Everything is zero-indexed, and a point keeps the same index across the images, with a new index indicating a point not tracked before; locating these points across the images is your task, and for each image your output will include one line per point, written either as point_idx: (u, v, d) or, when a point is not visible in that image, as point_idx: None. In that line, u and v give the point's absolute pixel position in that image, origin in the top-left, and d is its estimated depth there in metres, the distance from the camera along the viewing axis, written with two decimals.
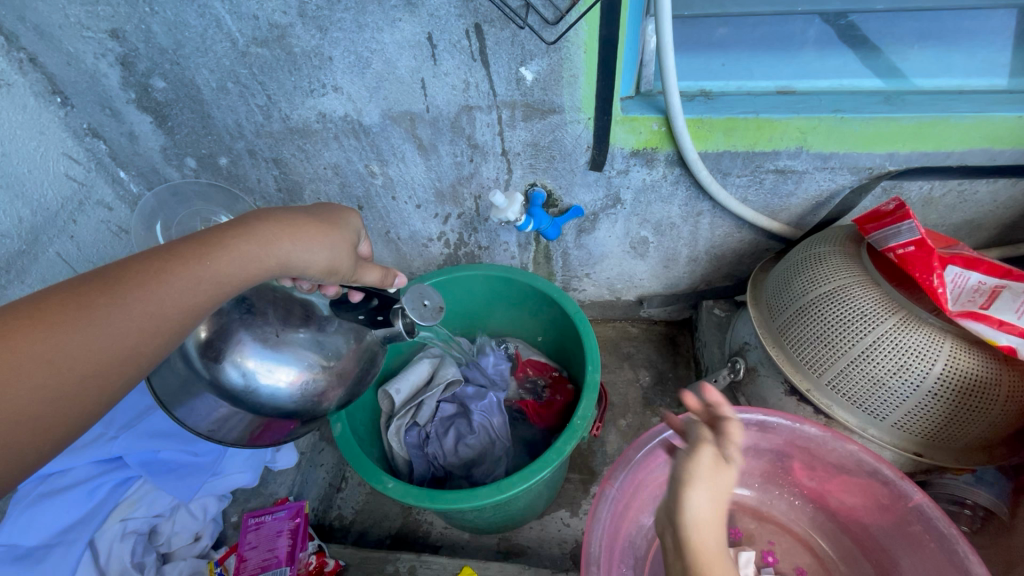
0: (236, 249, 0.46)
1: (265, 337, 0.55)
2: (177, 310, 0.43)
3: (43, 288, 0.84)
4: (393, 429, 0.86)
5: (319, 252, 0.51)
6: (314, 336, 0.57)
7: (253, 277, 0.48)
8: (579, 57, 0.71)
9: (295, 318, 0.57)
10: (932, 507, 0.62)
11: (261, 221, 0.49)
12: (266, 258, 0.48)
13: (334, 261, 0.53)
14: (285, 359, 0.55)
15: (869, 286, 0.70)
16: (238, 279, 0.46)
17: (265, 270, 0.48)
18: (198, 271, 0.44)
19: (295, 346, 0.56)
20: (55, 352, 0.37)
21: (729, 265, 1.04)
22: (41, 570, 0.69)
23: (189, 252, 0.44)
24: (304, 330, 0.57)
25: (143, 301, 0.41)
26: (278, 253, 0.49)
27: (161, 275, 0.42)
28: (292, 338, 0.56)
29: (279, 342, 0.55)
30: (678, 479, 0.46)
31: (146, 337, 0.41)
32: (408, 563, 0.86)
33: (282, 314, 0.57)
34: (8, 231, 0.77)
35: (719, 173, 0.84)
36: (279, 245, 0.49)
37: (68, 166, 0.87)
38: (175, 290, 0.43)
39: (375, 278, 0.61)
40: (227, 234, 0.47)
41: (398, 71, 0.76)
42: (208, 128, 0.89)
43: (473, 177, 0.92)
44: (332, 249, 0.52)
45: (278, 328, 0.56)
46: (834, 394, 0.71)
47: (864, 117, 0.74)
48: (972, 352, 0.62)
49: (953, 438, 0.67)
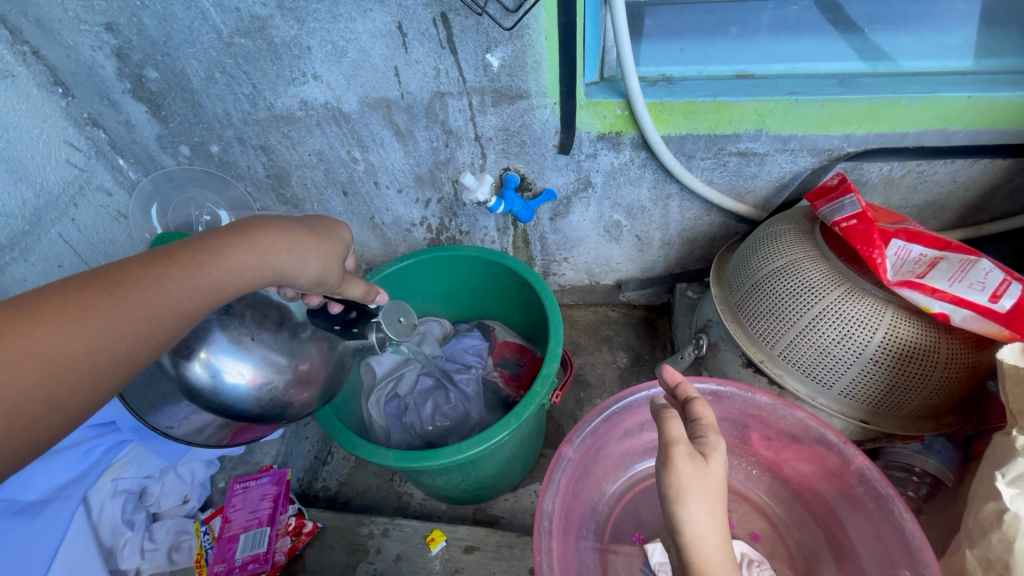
0: (235, 256, 0.49)
1: (239, 338, 0.55)
2: (174, 314, 0.44)
3: (46, 266, 0.89)
4: (372, 398, 0.93)
5: (313, 263, 0.55)
6: (287, 342, 0.58)
7: (247, 285, 0.50)
8: (541, 44, 0.74)
9: (269, 323, 0.57)
10: (872, 470, 0.65)
11: (259, 230, 0.52)
12: (262, 267, 0.51)
13: (324, 274, 0.57)
14: (253, 360, 0.55)
15: (819, 261, 0.73)
16: (233, 287, 0.49)
17: (259, 278, 0.51)
18: (197, 278, 0.46)
19: (267, 349, 0.56)
20: (53, 353, 0.37)
21: (701, 248, 1.07)
22: (39, 522, 0.74)
23: (188, 258, 0.46)
24: (277, 336, 0.57)
25: (143, 304, 0.42)
26: (275, 263, 0.52)
27: (160, 279, 0.44)
28: (266, 341, 0.56)
29: (252, 344, 0.55)
30: (668, 496, 0.45)
31: (144, 340, 0.42)
32: (381, 526, 0.90)
33: (259, 318, 0.57)
34: (13, 211, 0.83)
35: (684, 156, 0.88)
36: (276, 255, 0.52)
37: (69, 152, 0.93)
38: (173, 295, 0.44)
39: (358, 292, 0.64)
40: (226, 241, 0.49)
41: (373, 59, 0.80)
42: (199, 116, 0.94)
43: (450, 162, 0.96)
44: (324, 262, 0.57)
45: (253, 330, 0.56)
46: (785, 364, 0.74)
47: (818, 99, 0.76)
48: (912, 322, 0.65)
49: (898, 404, 0.70)
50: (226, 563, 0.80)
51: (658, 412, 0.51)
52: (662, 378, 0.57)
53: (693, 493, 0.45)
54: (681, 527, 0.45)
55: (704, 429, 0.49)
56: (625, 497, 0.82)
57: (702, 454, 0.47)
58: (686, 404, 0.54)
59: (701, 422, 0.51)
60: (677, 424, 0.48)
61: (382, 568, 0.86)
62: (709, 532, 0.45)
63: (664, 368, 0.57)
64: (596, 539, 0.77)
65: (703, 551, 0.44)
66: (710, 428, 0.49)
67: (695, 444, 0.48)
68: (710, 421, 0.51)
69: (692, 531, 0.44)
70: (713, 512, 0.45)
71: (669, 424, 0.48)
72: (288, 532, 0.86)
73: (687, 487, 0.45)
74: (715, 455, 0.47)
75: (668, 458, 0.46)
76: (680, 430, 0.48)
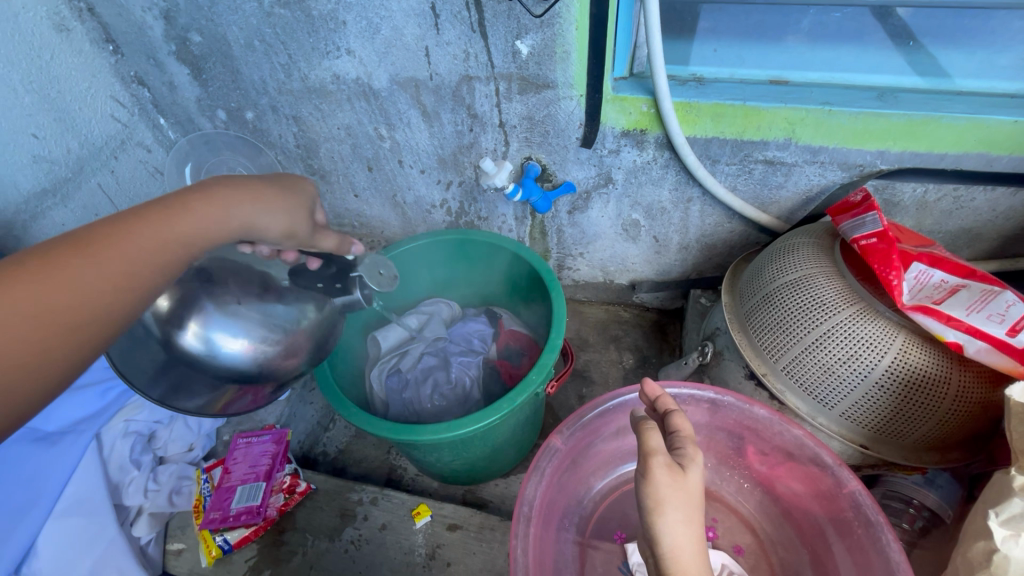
0: (198, 210, 0.50)
1: (224, 304, 0.56)
2: (143, 266, 0.47)
3: (83, 214, 0.94)
4: (375, 372, 0.96)
5: (278, 214, 0.54)
6: (275, 306, 0.59)
7: (216, 238, 0.51)
8: (571, 34, 0.74)
9: (253, 289, 0.59)
10: (864, 495, 0.63)
11: (220, 185, 0.53)
12: (228, 220, 0.52)
13: (293, 225, 0.56)
14: (240, 326, 0.57)
15: (834, 277, 0.71)
16: (202, 240, 0.50)
17: (227, 231, 0.52)
18: (164, 232, 0.48)
19: (253, 315, 0.58)
20: (27, 310, 0.40)
21: (720, 256, 1.05)
22: (55, 451, 0.81)
23: (153, 215, 0.48)
24: (262, 302, 0.59)
25: (110, 260, 0.45)
26: (241, 214, 0.52)
27: (126, 236, 0.46)
28: (251, 306, 0.58)
29: (238, 310, 0.57)
30: (645, 507, 0.45)
31: (116, 293, 0.45)
32: (371, 495, 0.93)
33: (242, 284, 0.59)
34: (57, 158, 0.88)
35: (708, 159, 0.86)
36: (240, 207, 0.52)
37: (114, 108, 0.98)
38: (141, 249, 0.47)
39: (331, 245, 0.62)
40: (189, 197, 0.51)
41: (405, 38, 0.81)
42: (237, 82, 0.97)
43: (474, 146, 0.96)
44: (291, 214, 0.56)
45: (238, 295, 0.58)
46: (787, 380, 0.72)
47: (852, 112, 0.74)
48: (923, 349, 0.63)
49: (901, 432, 0.68)
50: (221, 511, 0.85)
51: (636, 424, 0.51)
52: (644, 393, 0.57)
53: (670, 502, 0.45)
54: (660, 537, 0.44)
55: (682, 441, 0.49)
56: (613, 495, 0.82)
57: (680, 465, 0.47)
58: (664, 417, 0.53)
59: (679, 435, 0.50)
60: (655, 436, 0.48)
61: (367, 535, 0.89)
62: (687, 545, 0.44)
63: (644, 381, 0.57)
64: (577, 532, 0.78)
65: (679, 562, 0.43)
66: (689, 440, 0.49)
67: (673, 455, 0.48)
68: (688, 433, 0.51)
69: (670, 542, 0.44)
70: (691, 522, 0.44)
71: (648, 435, 0.48)
72: (282, 489, 0.90)
73: (665, 497, 0.45)
74: (693, 467, 0.47)
75: (646, 468, 0.46)
76: (658, 440, 0.48)
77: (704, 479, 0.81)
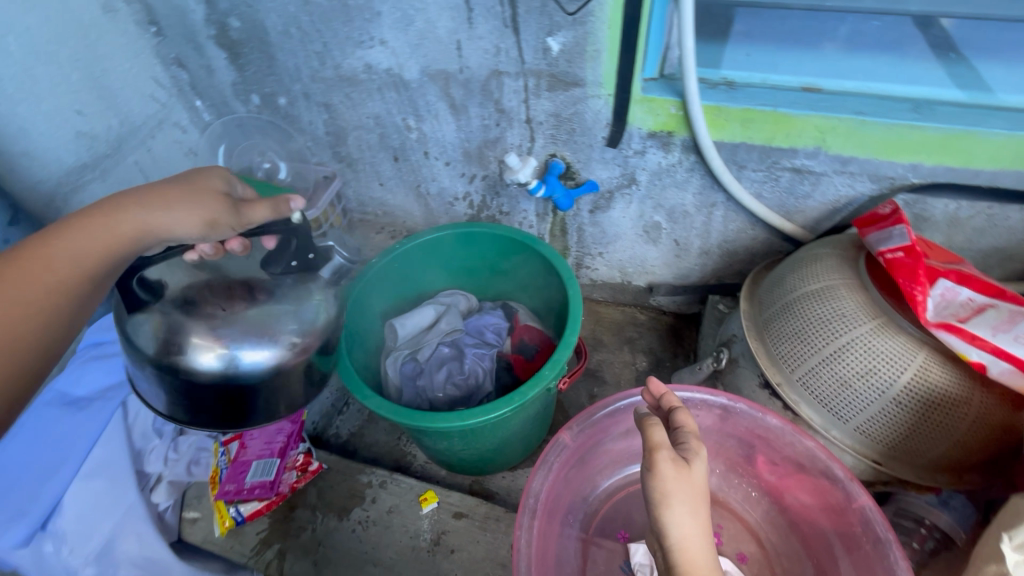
0: (84, 225, 0.54)
1: (212, 316, 0.55)
2: (44, 286, 0.52)
3: (119, 189, 0.98)
4: (391, 358, 0.98)
5: (177, 209, 0.55)
6: (268, 305, 0.58)
7: (114, 246, 0.55)
8: (603, 33, 0.75)
9: (239, 296, 0.57)
10: (874, 511, 0.62)
11: (108, 198, 0.56)
12: (117, 227, 0.54)
13: (202, 216, 0.56)
14: (239, 332, 0.55)
15: (856, 290, 0.70)
16: (97, 251, 0.54)
17: (123, 238, 0.55)
18: (51, 251, 0.52)
19: (248, 318, 0.56)
20: None
21: (741, 262, 1.04)
22: (85, 414, 0.87)
23: (41, 240, 0.53)
24: (252, 305, 0.57)
25: (10, 287, 0.50)
26: (127, 219, 0.55)
27: (18, 263, 0.51)
28: (242, 311, 0.56)
29: (229, 318, 0.56)
30: (652, 500, 0.46)
31: (28, 315, 0.51)
32: (380, 478, 0.95)
33: (222, 294, 0.57)
34: (98, 134, 0.92)
35: (735, 165, 0.85)
36: (127, 213, 0.55)
37: (154, 89, 1.01)
38: (37, 272, 0.51)
39: (261, 217, 0.60)
40: (76, 218, 0.54)
41: (438, 31, 0.83)
42: (272, 68, 0.99)
43: (499, 141, 0.97)
44: (195, 206, 0.56)
45: (223, 304, 0.56)
46: (802, 391, 0.71)
47: (885, 123, 0.73)
48: (943, 368, 0.63)
49: (916, 451, 0.67)
50: (236, 484, 0.88)
51: (641, 419, 0.51)
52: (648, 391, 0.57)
53: (676, 495, 0.45)
54: (667, 530, 0.45)
55: (686, 436, 0.49)
56: (618, 494, 0.82)
57: (685, 459, 0.47)
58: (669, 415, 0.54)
59: (683, 430, 0.51)
60: (660, 430, 0.48)
61: (375, 517, 0.90)
62: (694, 537, 0.44)
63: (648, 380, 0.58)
64: (581, 529, 0.78)
65: (687, 554, 0.44)
66: (693, 435, 0.50)
67: (678, 450, 0.48)
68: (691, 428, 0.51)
69: (677, 534, 0.44)
70: (697, 515, 0.45)
71: (652, 430, 0.48)
72: (295, 467, 0.92)
73: (671, 490, 0.45)
74: (698, 460, 0.47)
75: (653, 462, 0.46)
76: (663, 434, 0.48)
77: (711, 485, 0.81)
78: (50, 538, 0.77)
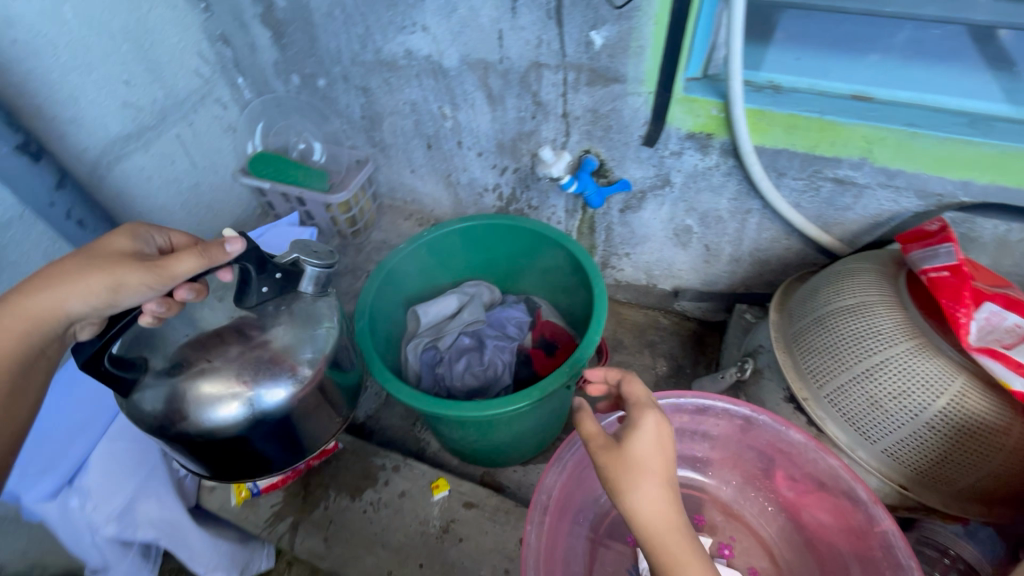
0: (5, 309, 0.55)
1: (201, 372, 0.52)
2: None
3: (160, 160, 1.00)
4: (412, 344, 0.99)
5: (76, 280, 0.54)
6: (252, 343, 0.54)
7: (36, 324, 0.55)
8: (648, 29, 0.73)
9: (222, 346, 0.54)
10: (897, 536, 0.61)
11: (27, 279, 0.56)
12: (30, 307, 0.55)
13: (104, 283, 0.54)
14: (238, 376, 0.53)
15: (895, 308, 0.68)
16: (23, 332, 0.55)
17: (42, 317, 0.55)
18: None
19: (240, 361, 0.53)
20: None
21: (772, 272, 1.02)
22: None
23: None
24: (238, 348, 0.54)
25: None
26: (35, 297, 0.55)
27: None
28: (230, 355, 0.53)
29: (219, 369, 0.53)
30: (609, 486, 0.49)
31: None
32: (393, 462, 0.95)
33: (201, 348, 0.53)
34: (144, 105, 0.94)
35: (774, 172, 0.83)
36: (37, 292, 0.55)
37: (199, 64, 1.03)
38: None
39: (189, 266, 0.52)
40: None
41: (480, 20, 0.82)
42: (314, 49, 1.00)
43: (534, 135, 0.96)
44: (93, 272, 0.54)
45: (208, 355, 0.53)
46: (829, 408, 0.70)
47: (938, 136, 0.70)
48: (982, 395, 0.60)
49: (946, 478, 0.64)
50: None
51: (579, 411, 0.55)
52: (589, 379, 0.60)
53: (622, 473, 0.48)
54: (628, 510, 0.47)
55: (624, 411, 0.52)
56: None
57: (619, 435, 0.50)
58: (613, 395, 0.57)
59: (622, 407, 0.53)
60: (589, 420, 0.52)
61: (386, 499, 0.91)
62: (655, 509, 0.47)
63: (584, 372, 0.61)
64: (590, 529, 0.78)
65: (651, 526, 0.47)
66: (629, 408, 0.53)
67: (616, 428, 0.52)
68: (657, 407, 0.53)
69: (638, 511, 0.47)
70: (647, 486, 0.47)
71: (582, 422, 0.52)
72: None
73: (613, 470, 0.48)
74: (634, 431, 0.50)
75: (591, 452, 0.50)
76: (591, 423, 0.52)
77: (727, 496, 0.79)
78: (75, 493, 0.77)
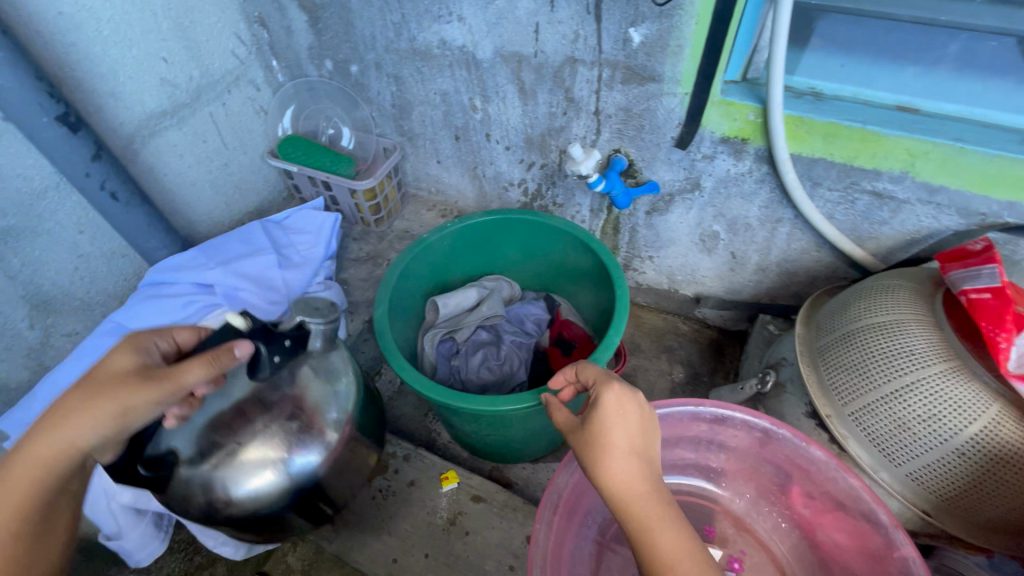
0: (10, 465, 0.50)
1: (231, 453, 0.67)
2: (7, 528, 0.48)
3: (193, 139, 1.02)
4: (430, 335, 0.98)
5: (93, 409, 0.52)
6: (274, 422, 0.69)
7: (54, 465, 0.51)
8: (689, 28, 0.72)
9: (250, 421, 0.68)
10: (918, 564, 0.58)
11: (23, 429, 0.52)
12: (43, 449, 0.51)
13: (122, 406, 0.53)
14: (261, 452, 0.67)
15: (929, 328, 0.65)
16: (42, 477, 0.50)
17: (56, 458, 0.51)
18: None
19: (263, 440, 0.68)
20: None
21: (799, 284, 0.99)
22: None
23: None
24: (261, 428, 0.68)
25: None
26: (49, 438, 0.51)
27: None
28: (257, 434, 0.68)
29: (245, 451, 0.67)
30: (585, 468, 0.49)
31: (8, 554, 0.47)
32: (403, 451, 0.96)
33: (227, 431, 0.67)
34: (180, 83, 0.96)
35: (809, 181, 0.81)
36: (46, 434, 0.51)
37: (235, 45, 1.04)
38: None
39: (201, 372, 0.56)
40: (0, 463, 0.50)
41: (518, 12, 0.82)
42: (349, 35, 1.01)
43: (563, 131, 0.95)
44: (109, 399, 0.52)
45: (235, 436, 0.67)
46: (853, 427, 0.68)
47: (987, 153, 0.67)
48: (1018, 424, 0.58)
49: (973, 506, 0.62)
50: None
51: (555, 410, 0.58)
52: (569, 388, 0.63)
53: (588, 447, 0.48)
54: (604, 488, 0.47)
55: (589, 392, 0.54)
56: None
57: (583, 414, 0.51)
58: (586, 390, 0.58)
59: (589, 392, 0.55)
60: (558, 415, 0.55)
61: (395, 488, 0.92)
62: (627, 479, 0.46)
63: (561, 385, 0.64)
64: (597, 532, 0.77)
65: (627, 496, 0.45)
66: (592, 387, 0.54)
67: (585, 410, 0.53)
68: (609, 377, 0.53)
69: (613, 485, 0.46)
70: (609, 455, 0.47)
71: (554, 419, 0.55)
72: None
73: (581, 447, 0.49)
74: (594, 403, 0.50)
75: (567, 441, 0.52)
76: (560, 416, 0.55)
77: (739, 509, 0.78)
78: None
